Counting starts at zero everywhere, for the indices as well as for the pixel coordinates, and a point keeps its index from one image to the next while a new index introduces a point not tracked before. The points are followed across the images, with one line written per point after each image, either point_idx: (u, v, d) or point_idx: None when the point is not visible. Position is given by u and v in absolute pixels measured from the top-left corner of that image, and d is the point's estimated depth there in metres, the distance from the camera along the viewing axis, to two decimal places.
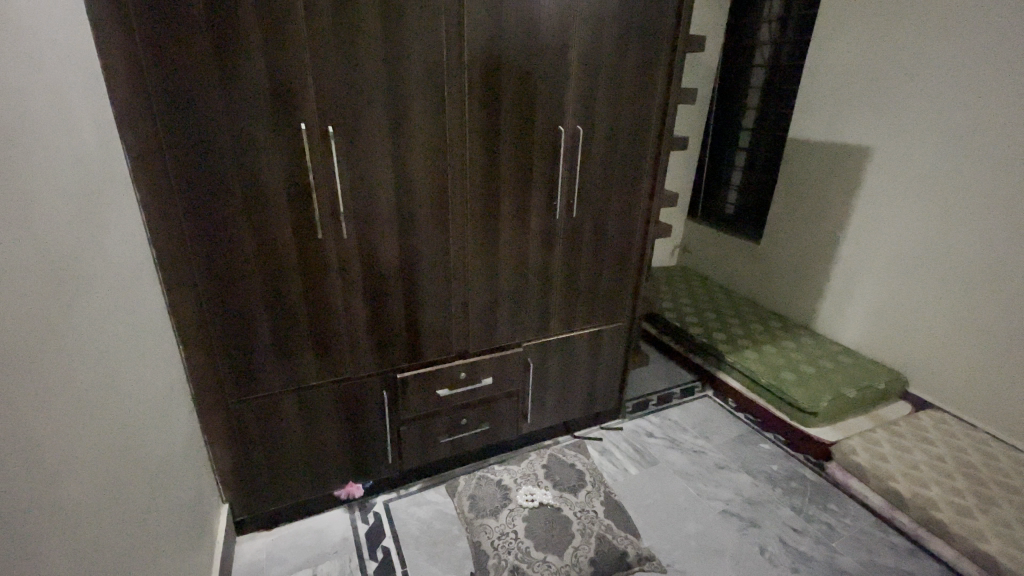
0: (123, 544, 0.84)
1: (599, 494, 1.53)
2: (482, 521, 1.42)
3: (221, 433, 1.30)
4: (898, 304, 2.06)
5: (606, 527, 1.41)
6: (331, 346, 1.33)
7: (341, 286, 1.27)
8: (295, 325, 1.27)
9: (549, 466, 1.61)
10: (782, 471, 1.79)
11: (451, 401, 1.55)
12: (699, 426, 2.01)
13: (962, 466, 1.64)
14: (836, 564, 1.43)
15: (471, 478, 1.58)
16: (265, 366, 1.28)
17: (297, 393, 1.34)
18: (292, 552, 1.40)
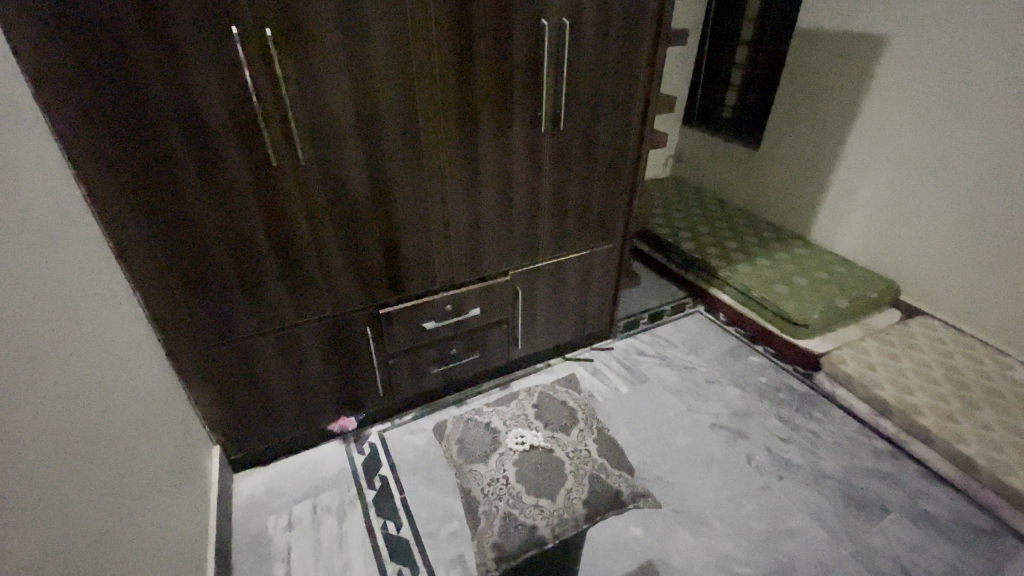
0: (115, 501, 0.82)
1: (593, 431, 1.23)
2: (471, 467, 1.18)
3: (200, 379, 1.25)
4: (898, 210, 1.98)
5: (600, 467, 1.15)
6: (305, 284, 1.24)
7: (306, 219, 1.16)
8: (263, 264, 1.17)
9: (540, 403, 1.28)
10: (771, 383, 1.81)
11: (438, 333, 1.50)
12: (689, 341, 2.01)
13: (948, 371, 1.67)
14: (819, 469, 1.49)
15: (458, 416, 1.33)
16: (236, 309, 1.20)
17: (274, 334, 1.27)
18: (291, 485, 1.42)
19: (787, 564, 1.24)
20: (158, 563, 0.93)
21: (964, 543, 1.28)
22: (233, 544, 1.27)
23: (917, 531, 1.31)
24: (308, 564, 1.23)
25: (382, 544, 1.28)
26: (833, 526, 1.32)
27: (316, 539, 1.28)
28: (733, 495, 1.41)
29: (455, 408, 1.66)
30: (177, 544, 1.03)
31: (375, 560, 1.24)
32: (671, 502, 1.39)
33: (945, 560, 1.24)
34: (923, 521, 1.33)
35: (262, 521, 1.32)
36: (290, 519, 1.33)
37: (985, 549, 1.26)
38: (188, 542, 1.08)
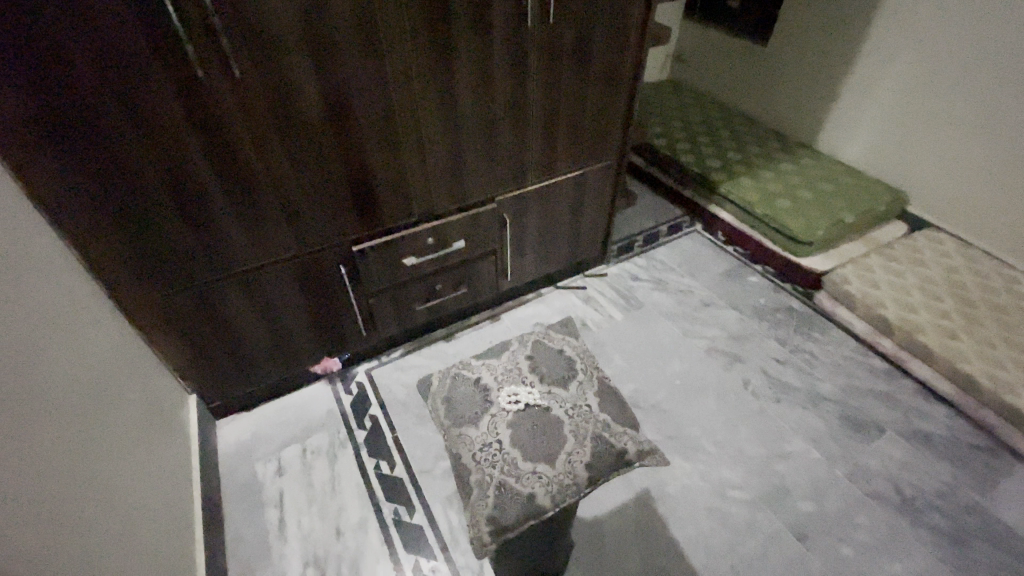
0: (66, 475, 0.74)
1: (592, 384, 1.16)
2: (460, 431, 1.08)
3: (162, 331, 1.14)
4: (915, 114, 1.80)
5: (603, 425, 1.08)
6: (261, 220, 1.09)
7: (255, 146, 0.99)
8: (212, 202, 1.01)
9: (534, 356, 1.19)
10: (770, 304, 1.76)
11: (420, 269, 1.38)
12: (686, 262, 1.91)
13: (953, 287, 1.62)
14: (815, 391, 1.47)
15: (447, 375, 1.23)
16: (190, 254, 1.06)
17: (233, 278, 1.14)
18: (278, 429, 1.37)
19: (782, 487, 1.25)
20: (142, 530, 0.89)
21: (956, 459, 1.30)
22: (224, 493, 1.24)
23: (911, 449, 1.32)
24: (301, 508, 1.21)
25: (376, 484, 1.26)
26: (828, 447, 1.33)
27: (308, 483, 1.26)
28: (729, 420, 1.40)
29: (444, 343, 1.59)
30: (160, 504, 0.99)
31: (369, 501, 1.23)
32: (666, 429, 1.38)
33: (937, 477, 1.26)
34: (917, 440, 1.34)
35: (251, 468, 1.29)
36: (279, 465, 1.29)
37: (976, 465, 1.29)
38: (172, 500, 1.04)
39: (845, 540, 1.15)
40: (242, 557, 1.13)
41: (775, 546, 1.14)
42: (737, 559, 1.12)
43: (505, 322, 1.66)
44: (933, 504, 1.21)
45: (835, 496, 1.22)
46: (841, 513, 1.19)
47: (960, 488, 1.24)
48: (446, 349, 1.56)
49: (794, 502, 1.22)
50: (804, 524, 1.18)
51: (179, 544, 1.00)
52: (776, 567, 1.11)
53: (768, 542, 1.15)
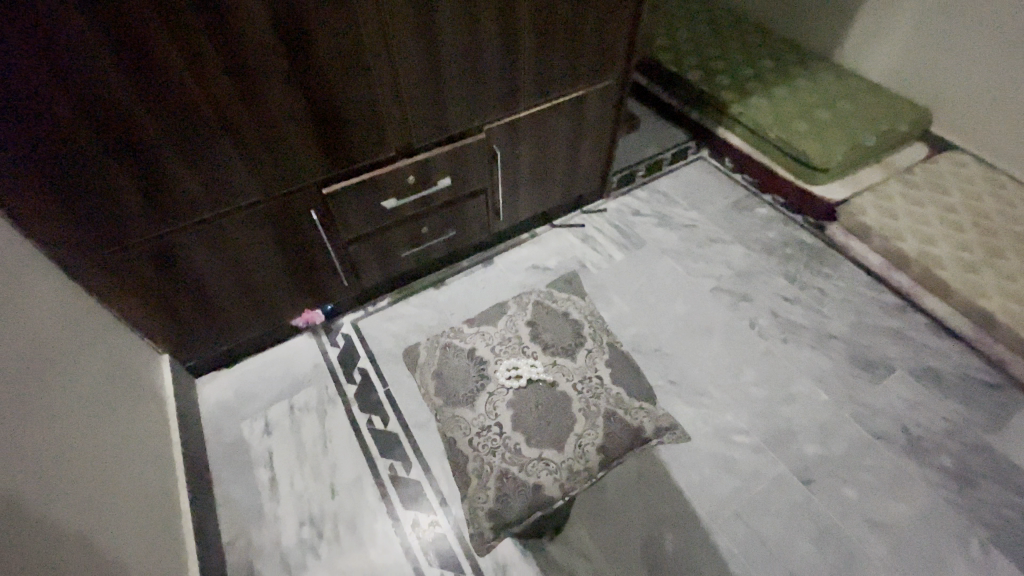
0: (11, 469, 0.67)
1: (602, 352, 1.15)
2: (454, 412, 1.08)
3: (114, 289, 1.02)
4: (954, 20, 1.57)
5: (616, 400, 1.08)
6: (212, 164, 0.93)
7: (192, 73, 0.80)
8: (148, 142, 0.85)
9: (535, 322, 1.18)
10: (779, 238, 1.65)
11: (403, 212, 1.24)
12: (691, 194, 1.78)
13: (975, 217, 1.51)
14: (824, 330, 1.41)
15: (436, 346, 1.19)
16: (131, 204, 0.91)
17: (188, 230, 1.00)
18: (261, 386, 1.30)
19: (787, 430, 1.22)
20: (115, 518, 0.84)
21: (964, 397, 1.27)
22: (210, 454, 1.19)
23: (920, 388, 1.29)
24: (293, 467, 1.17)
25: (370, 440, 1.21)
26: (835, 389, 1.29)
27: (298, 441, 1.21)
28: (734, 362, 1.34)
29: (434, 290, 1.48)
30: (136, 482, 0.94)
31: (363, 457, 1.18)
32: (669, 374, 1.32)
33: (945, 416, 1.24)
34: (927, 378, 1.31)
35: (237, 427, 1.23)
36: (267, 423, 1.23)
37: (985, 402, 1.27)
38: (149, 475, 0.99)
39: (850, 482, 1.13)
40: (236, 518, 1.10)
41: (780, 490, 1.13)
42: (741, 504, 1.11)
43: (499, 265, 1.55)
44: (940, 444, 1.19)
45: (841, 439, 1.20)
46: (847, 456, 1.17)
47: (968, 427, 1.22)
48: (436, 297, 1.47)
49: (799, 446, 1.19)
50: (809, 468, 1.16)
51: (161, 519, 0.96)
52: (781, 510, 1.10)
53: (773, 486, 1.13)
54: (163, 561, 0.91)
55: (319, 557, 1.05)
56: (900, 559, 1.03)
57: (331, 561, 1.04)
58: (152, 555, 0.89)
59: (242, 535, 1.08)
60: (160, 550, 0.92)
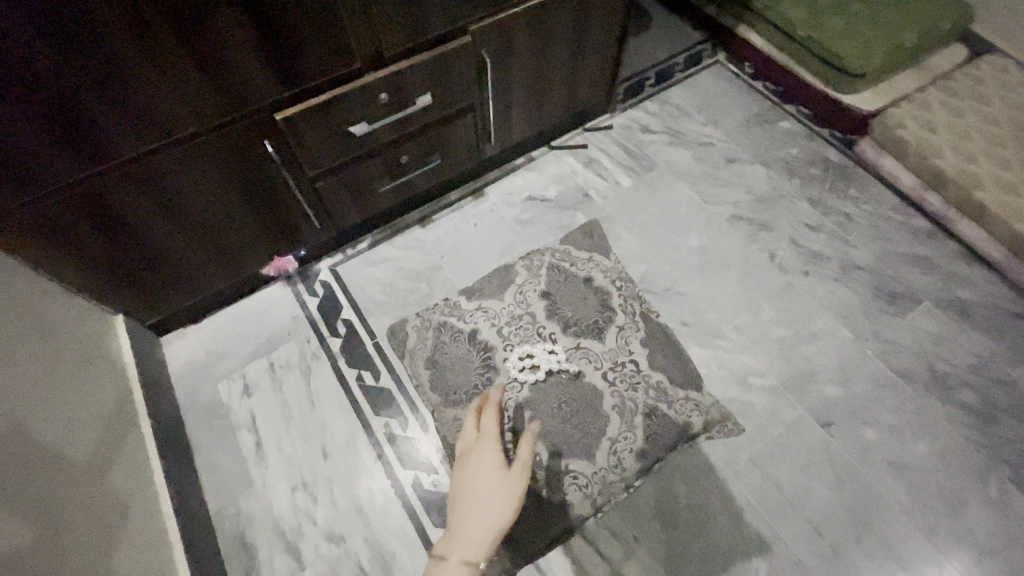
0: None
1: (636, 329, 1.06)
2: (457, 412, 0.99)
3: (37, 255, 0.84)
4: None
5: (655, 394, 1.00)
6: (123, 86, 0.73)
7: None
8: (25, 60, 0.64)
9: (554, 296, 1.07)
10: (803, 156, 1.47)
11: (376, 139, 1.04)
12: (706, 106, 1.56)
13: (1016, 130, 1.33)
14: (848, 261, 1.29)
15: (428, 328, 1.07)
16: (27, 147, 0.71)
17: (110, 174, 0.81)
18: (236, 343, 1.18)
19: (806, 372, 1.15)
20: (66, 518, 0.74)
21: (993, 330, 1.20)
22: (187, 419, 1.10)
23: (946, 322, 1.21)
24: (280, 431, 1.08)
25: (361, 397, 1.11)
26: (859, 325, 1.20)
27: (282, 401, 1.11)
28: (752, 300, 1.24)
29: (420, 229, 1.32)
30: (93, 470, 0.83)
31: (355, 416, 1.09)
32: (682, 315, 1.22)
33: (971, 350, 1.17)
34: (955, 310, 1.22)
35: (214, 389, 1.13)
36: (246, 383, 1.13)
37: (1014, 334, 1.19)
38: (111, 458, 0.88)
39: (870, 424, 1.08)
40: (223, 487, 1.03)
41: (797, 435, 1.07)
42: (757, 451, 1.06)
43: (491, 197, 1.37)
44: (965, 381, 1.13)
45: (863, 378, 1.14)
46: (867, 396, 1.11)
47: (995, 362, 1.15)
48: (423, 236, 1.31)
49: (819, 387, 1.13)
50: (828, 410, 1.10)
51: (133, 504, 0.87)
52: (797, 456, 1.05)
53: (790, 431, 1.08)
54: (139, 549, 0.83)
55: (316, 523, 0.99)
56: (916, 500, 1.01)
57: (329, 527, 0.99)
58: (125, 546, 0.80)
59: (232, 504, 1.02)
60: (135, 538, 0.83)
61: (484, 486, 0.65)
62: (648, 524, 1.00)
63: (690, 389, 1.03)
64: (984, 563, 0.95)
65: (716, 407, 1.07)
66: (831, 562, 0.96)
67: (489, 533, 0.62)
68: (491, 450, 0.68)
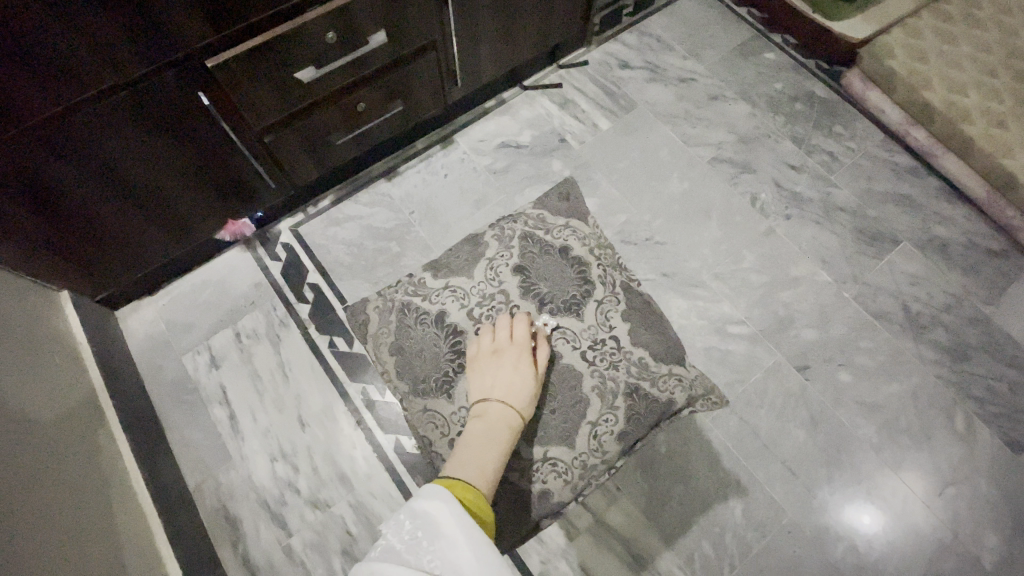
0: None
1: (617, 302, 0.91)
2: (423, 403, 0.85)
3: None
4: None
5: (640, 371, 0.87)
6: (23, 35, 0.61)
7: None
8: None
9: (527, 269, 0.92)
10: (788, 91, 1.40)
11: (327, 86, 0.94)
12: (688, 37, 1.46)
13: (1009, 56, 1.28)
14: (831, 202, 1.27)
15: (390, 310, 0.91)
16: None
17: (27, 142, 0.71)
18: (198, 314, 1.11)
19: (786, 318, 1.15)
20: (32, 506, 0.69)
21: (968, 268, 1.20)
22: (154, 395, 1.05)
23: (924, 261, 1.21)
24: (253, 402, 1.04)
25: (335, 365, 1.08)
26: (839, 268, 1.20)
27: (253, 372, 1.07)
28: (732, 246, 1.21)
29: (386, 182, 1.23)
30: (55, 455, 0.78)
31: (331, 384, 1.06)
32: (662, 265, 1.19)
33: (946, 289, 1.18)
34: (933, 249, 1.22)
35: (179, 363, 1.07)
36: (212, 354, 1.08)
37: (988, 272, 1.20)
38: (72, 441, 0.83)
39: (845, 366, 1.10)
40: (199, 462, 1.00)
41: (775, 381, 1.09)
42: (736, 398, 1.07)
43: (461, 146, 1.28)
44: (938, 320, 1.15)
45: (840, 321, 1.14)
46: (844, 339, 1.13)
47: (968, 300, 1.17)
48: (389, 191, 1.23)
49: (797, 333, 1.13)
50: (805, 354, 1.11)
51: (105, 486, 0.83)
52: (775, 401, 1.07)
53: (768, 377, 1.09)
54: (118, 530, 0.80)
55: (299, 492, 0.98)
56: (886, 438, 1.05)
57: (313, 495, 0.98)
58: (101, 528, 0.77)
59: (211, 478, 0.99)
60: (111, 520, 0.80)
61: (522, 385, 0.71)
62: (630, 475, 1.01)
63: (676, 363, 0.90)
64: (946, 491, 1.01)
65: (702, 381, 0.92)
66: (804, 500, 1.00)
67: (523, 418, 0.69)
68: (524, 355, 0.76)
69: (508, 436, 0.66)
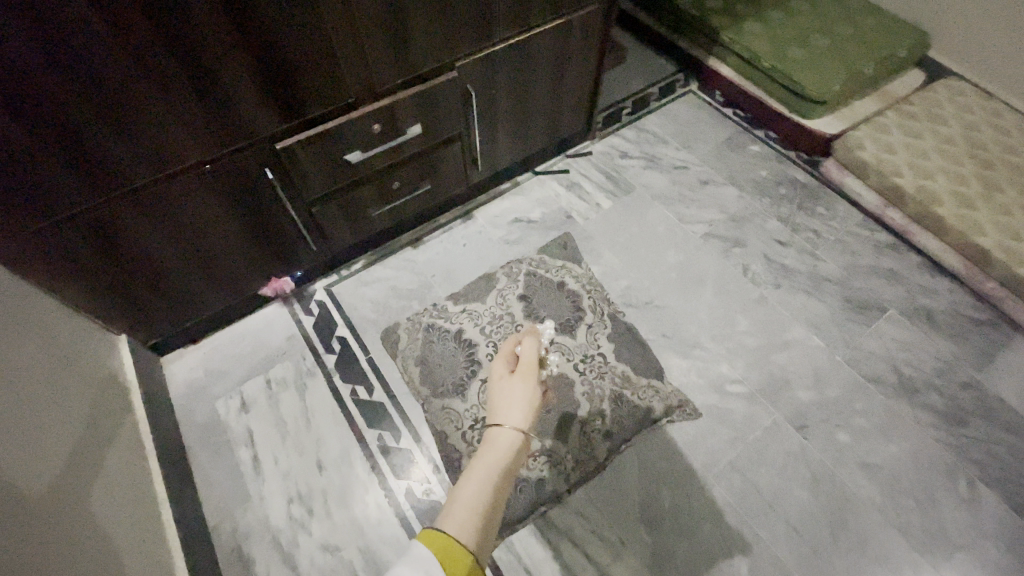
0: None
1: (605, 326, 1.09)
2: (443, 403, 1.01)
3: (58, 282, 0.91)
4: None
5: (622, 380, 1.04)
6: (114, 96, 0.75)
7: (88, 17, 0.66)
8: (61, 107, 0.72)
9: (529, 297, 1.10)
10: (773, 177, 1.57)
11: (369, 166, 1.12)
12: (680, 133, 1.66)
13: (971, 148, 1.44)
14: (818, 274, 1.37)
15: (417, 329, 1.08)
16: (56, 183, 0.79)
17: (102, 185, 0.83)
18: (233, 362, 1.22)
19: (782, 379, 1.20)
20: (75, 523, 0.76)
21: (956, 336, 1.27)
22: (185, 436, 1.13)
23: (912, 328, 1.28)
24: (276, 445, 1.11)
25: (355, 413, 1.15)
26: (829, 334, 1.27)
27: (278, 417, 1.15)
28: (728, 312, 1.30)
29: (412, 249, 1.39)
30: (97, 479, 0.86)
31: (349, 431, 1.13)
32: (662, 327, 1.28)
33: (936, 354, 1.24)
34: (919, 318, 1.30)
35: (211, 407, 1.16)
36: (243, 400, 1.17)
37: (976, 340, 1.26)
38: (108, 465, 0.90)
39: (843, 426, 1.14)
40: (220, 502, 1.06)
41: (775, 439, 1.13)
42: (736, 454, 1.11)
43: (480, 220, 1.45)
44: (931, 384, 1.19)
45: (835, 384, 1.20)
46: (839, 401, 1.17)
47: (960, 365, 1.22)
48: (415, 257, 1.37)
49: (794, 393, 1.18)
50: (803, 414, 1.16)
51: (128, 512, 0.89)
52: (775, 460, 1.10)
53: (767, 435, 1.13)
54: (137, 556, 0.84)
55: (311, 534, 1.02)
56: (889, 498, 1.06)
57: (324, 537, 1.01)
58: (127, 551, 0.83)
59: (229, 518, 1.04)
60: (137, 547, 0.86)
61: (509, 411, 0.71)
62: (632, 527, 1.03)
63: (655, 377, 1.07)
64: (956, 557, 0.99)
65: (677, 394, 1.09)
66: (809, 561, 1.00)
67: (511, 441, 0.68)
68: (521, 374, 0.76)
69: (494, 462, 0.66)
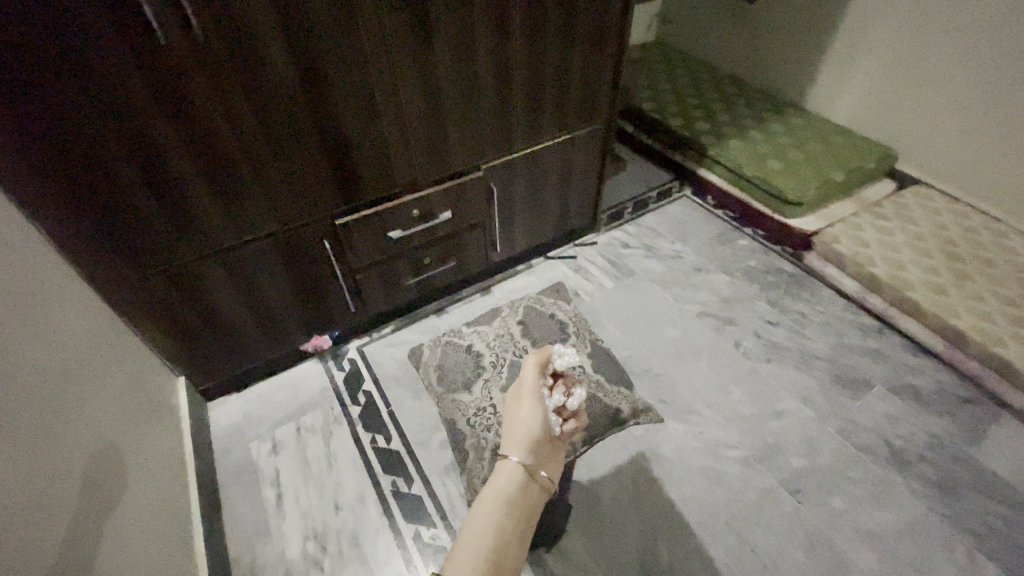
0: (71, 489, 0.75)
1: (584, 347, 1.40)
2: (454, 397, 1.30)
3: (149, 322, 1.11)
4: (899, 78, 1.76)
5: (596, 385, 1.32)
6: (219, 166, 0.98)
7: (227, 128, 0.94)
8: (192, 188, 0.98)
9: (525, 322, 1.43)
10: (760, 266, 1.75)
11: (406, 242, 1.35)
12: (676, 228, 1.89)
13: (942, 244, 1.61)
14: (806, 351, 1.48)
15: (438, 345, 1.41)
16: (172, 243, 1.03)
17: (191, 235, 1.04)
18: (271, 409, 1.36)
19: (775, 446, 1.27)
20: (135, 524, 0.88)
21: (945, 411, 1.33)
22: (220, 472, 1.24)
23: (901, 403, 1.35)
24: (299, 486, 1.21)
25: (374, 459, 1.25)
26: (820, 405, 1.35)
27: (304, 460, 1.25)
28: (722, 382, 1.41)
29: (435, 317, 1.57)
30: (152, 491, 0.98)
31: (367, 475, 1.22)
32: (660, 393, 1.38)
33: (926, 428, 1.29)
34: (907, 394, 1.37)
35: (246, 448, 1.28)
36: (274, 443, 1.29)
37: (965, 416, 1.32)
38: (159, 479, 1.02)
39: (836, 492, 1.18)
40: (243, 536, 1.14)
41: (770, 502, 1.17)
42: (731, 514, 1.15)
43: (496, 295, 1.64)
44: (923, 456, 1.24)
45: (827, 452, 1.25)
46: (832, 468, 1.22)
47: (950, 440, 1.27)
48: (437, 324, 1.55)
49: (788, 459, 1.24)
50: (798, 479, 1.20)
51: (167, 524, 0.99)
52: (771, 522, 1.14)
53: (762, 498, 1.17)
54: (173, 567, 0.94)
55: (323, 571, 1.08)
56: (887, 566, 1.07)
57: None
58: (167, 560, 0.92)
59: (249, 551, 1.11)
60: (174, 559, 0.95)
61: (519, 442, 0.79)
62: None
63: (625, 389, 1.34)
64: None
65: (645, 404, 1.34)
66: None
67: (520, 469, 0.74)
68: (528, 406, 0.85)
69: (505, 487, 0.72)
